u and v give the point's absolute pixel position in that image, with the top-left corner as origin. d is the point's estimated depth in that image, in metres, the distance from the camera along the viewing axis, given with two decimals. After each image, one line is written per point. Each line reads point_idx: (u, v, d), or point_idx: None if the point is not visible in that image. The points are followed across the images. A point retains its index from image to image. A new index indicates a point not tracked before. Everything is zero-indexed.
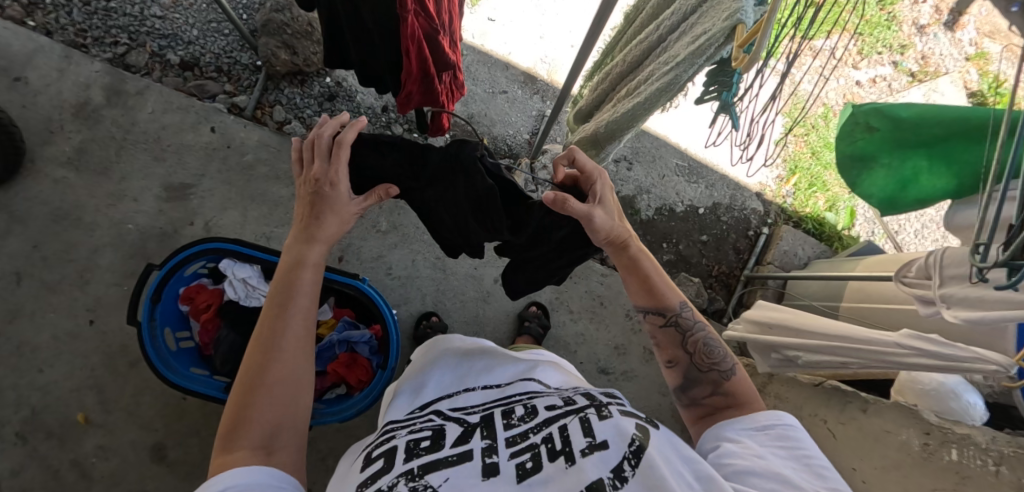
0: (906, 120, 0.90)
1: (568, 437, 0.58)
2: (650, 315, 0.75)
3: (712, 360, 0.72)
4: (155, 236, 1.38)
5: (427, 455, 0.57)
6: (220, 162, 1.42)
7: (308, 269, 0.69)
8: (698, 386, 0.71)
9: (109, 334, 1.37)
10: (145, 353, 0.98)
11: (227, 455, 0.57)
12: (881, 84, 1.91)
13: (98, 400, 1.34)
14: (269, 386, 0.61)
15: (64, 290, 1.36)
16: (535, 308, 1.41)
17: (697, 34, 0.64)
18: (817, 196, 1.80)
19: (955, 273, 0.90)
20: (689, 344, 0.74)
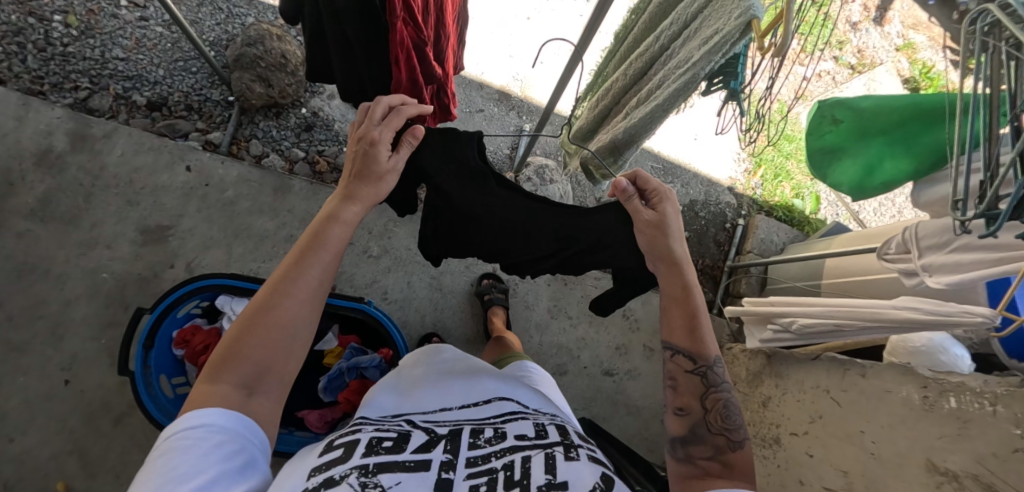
0: (864, 108, 0.98)
1: (528, 469, 0.57)
2: (681, 357, 0.66)
3: (727, 426, 0.62)
4: (133, 282, 1.32)
5: (386, 455, 0.57)
6: (199, 200, 1.37)
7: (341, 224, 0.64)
8: (700, 445, 0.61)
9: (87, 392, 1.27)
10: (141, 401, 0.93)
11: (211, 386, 0.54)
12: (826, 78, 2.09)
13: (80, 464, 1.24)
14: (269, 329, 0.57)
15: (35, 350, 1.27)
16: (489, 280, 1.40)
17: (708, 36, 0.68)
18: (783, 185, 1.91)
19: (931, 243, 1.01)
20: (710, 400, 0.64)
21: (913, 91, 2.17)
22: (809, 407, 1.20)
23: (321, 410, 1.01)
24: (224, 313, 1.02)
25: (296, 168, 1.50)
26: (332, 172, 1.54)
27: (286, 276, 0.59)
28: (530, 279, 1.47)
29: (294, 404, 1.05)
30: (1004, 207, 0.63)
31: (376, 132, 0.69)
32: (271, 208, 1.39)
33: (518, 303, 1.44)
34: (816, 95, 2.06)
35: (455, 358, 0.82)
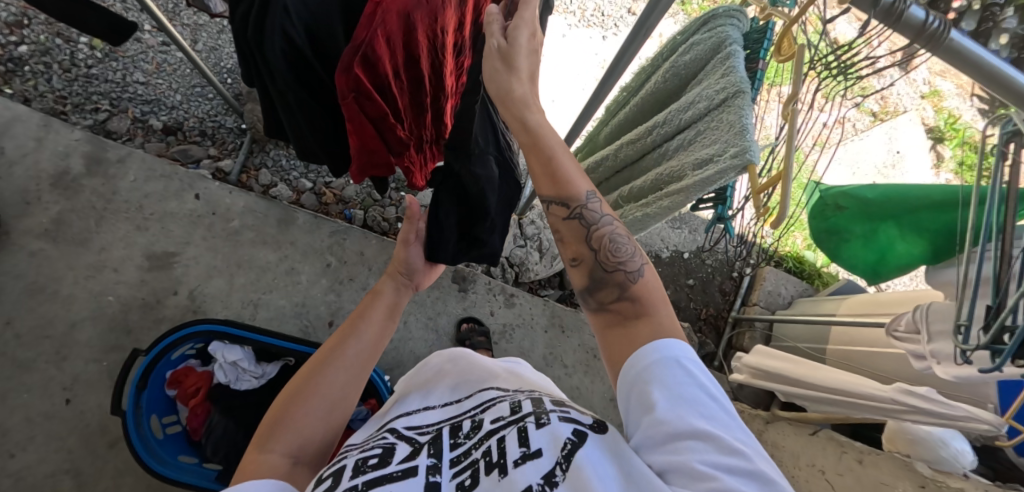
0: (870, 197, 0.99)
1: (504, 447, 0.53)
2: (553, 206, 0.61)
3: (618, 260, 0.60)
4: (136, 307, 1.35)
5: (372, 472, 0.54)
6: (205, 229, 1.40)
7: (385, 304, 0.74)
8: (604, 289, 0.58)
9: (87, 413, 1.31)
10: (131, 445, 0.92)
11: (261, 454, 0.57)
12: (846, 124, 2.03)
13: (75, 484, 1.27)
14: (314, 396, 0.62)
15: (39, 369, 1.30)
16: (468, 324, 1.40)
17: (700, 158, 0.60)
18: (796, 235, 1.87)
19: (942, 327, 0.93)
20: (595, 240, 0.61)
21: (936, 141, 2.10)
22: None
23: None
24: (218, 358, 1.03)
25: (303, 199, 1.52)
26: (338, 204, 1.55)
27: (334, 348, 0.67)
28: (527, 323, 1.46)
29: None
30: (1009, 343, 0.60)
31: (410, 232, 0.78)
32: (274, 239, 1.42)
33: (514, 348, 1.43)
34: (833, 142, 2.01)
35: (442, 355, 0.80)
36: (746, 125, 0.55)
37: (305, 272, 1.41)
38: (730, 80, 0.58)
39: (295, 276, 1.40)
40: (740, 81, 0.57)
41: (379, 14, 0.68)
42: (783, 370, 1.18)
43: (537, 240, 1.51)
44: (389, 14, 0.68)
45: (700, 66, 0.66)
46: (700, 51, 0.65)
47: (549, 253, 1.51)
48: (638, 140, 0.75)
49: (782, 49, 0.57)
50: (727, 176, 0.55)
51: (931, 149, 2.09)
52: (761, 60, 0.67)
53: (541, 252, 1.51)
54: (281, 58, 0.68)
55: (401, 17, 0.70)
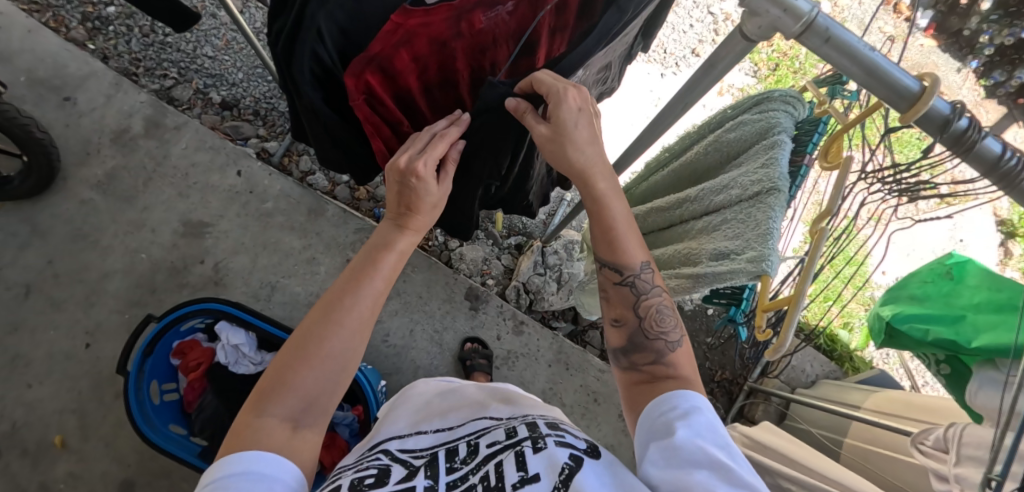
0: (998, 282, 0.70)
1: (502, 472, 0.51)
2: (606, 270, 0.64)
3: (661, 329, 0.63)
4: (165, 269, 1.41)
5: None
6: (240, 206, 1.46)
7: (394, 253, 0.63)
8: (641, 352, 0.62)
9: (101, 360, 1.37)
10: (127, 409, 0.95)
11: (258, 418, 0.51)
12: (908, 202, 1.90)
13: (79, 425, 1.33)
14: (323, 359, 0.55)
15: (68, 309, 1.38)
16: (471, 344, 1.39)
17: (722, 252, 0.58)
18: (832, 310, 1.76)
19: (972, 454, 0.82)
20: (641, 308, 0.64)
21: (1006, 235, 1.93)
22: None
23: None
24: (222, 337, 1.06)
25: (337, 191, 1.56)
26: (369, 201, 1.58)
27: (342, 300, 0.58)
28: (531, 354, 1.43)
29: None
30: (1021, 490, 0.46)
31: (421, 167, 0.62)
32: (301, 227, 1.46)
33: (514, 376, 1.40)
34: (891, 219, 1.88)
35: (429, 386, 0.82)
36: (773, 231, 0.53)
37: (325, 263, 1.45)
38: (767, 174, 0.56)
39: (315, 266, 1.44)
40: (778, 177, 0.55)
41: (402, 33, 0.65)
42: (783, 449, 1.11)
43: (557, 271, 1.48)
44: (417, 37, 0.67)
45: (743, 147, 0.63)
46: (746, 131, 0.62)
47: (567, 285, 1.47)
48: (667, 209, 0.73)
49: (830, 155, 0.54)
50: (743, 278, 0.54)
51: (999, 244, 1.92)
52: (805, 154, 0.67)
53: (559, 283, 1.48)
54: (307, 69, 0.67)
55: (432, 43, 0.68)
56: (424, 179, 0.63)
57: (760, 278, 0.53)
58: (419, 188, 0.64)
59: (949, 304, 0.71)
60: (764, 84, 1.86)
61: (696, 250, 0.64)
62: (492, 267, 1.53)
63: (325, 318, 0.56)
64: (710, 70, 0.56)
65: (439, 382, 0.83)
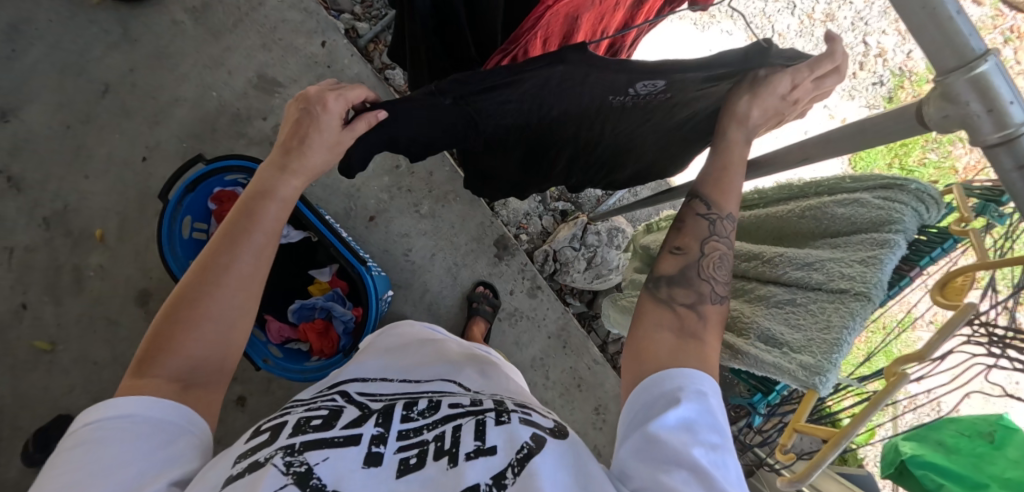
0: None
1: (458, 438, 0.49)
2: (696, 201, 0.62)
3: (713, 275, 0.60)
4: (229, 113, 1.44)
5: (314, 432, 0.49)
6: (315, 78, 1.45)
7: (278, 202, 0.60)
8: (683, 288, 0.59)
9: (152, 177, 1.45)
10: (157, 230, 1.02)
11: (142, 379, 0.50)
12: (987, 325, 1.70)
13: (118, 227, 1.44)
14: (206, 319, 0.53)
15: (136, 120, 1.44)
16: (483, 288, 1.38)
17: (780, 344, 0.54)
18: None
19: None
20: (707, 246, 0.61)
21: None
22: None
23: (284, 325, 1.07)
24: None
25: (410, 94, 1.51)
26: None
27: (217, 260, 0.55)
28: (535, 321, 1.40)
29: (268, 306, 1.08)
30: None
31: (317, 116, 0.60)
32: None
33: (511, 335, 1.39)
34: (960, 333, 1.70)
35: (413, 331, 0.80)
36: (841, 348, 0.49)
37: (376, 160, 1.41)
38: (862, 275, 0.50)
39: None
40: (874, 285, 0.49)
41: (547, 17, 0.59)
42: None
43: (591, 252, 1.43)
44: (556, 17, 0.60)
45: (847, 230, 0.56)
46: (858, 214, 0.54)
47: (595, 268, 1.43)
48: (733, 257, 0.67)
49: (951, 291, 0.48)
50: (788, 380, 0.52)
51: None
52: (918, 266, 0.60)
53: (588, 264, 1.44)
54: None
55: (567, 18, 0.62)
56: (328, 108, 0.60)
57: (807, 387, 0.51)
58: (319, 118, 0.61)
59: (978, 469, 0.72)
60: (888, 142, 1.67)
61: (748, 320, 0.60)
62: (530, 223, 1.49)
63: (202, 279, 0.54)
64: (852, 135, 0.49)
65: (424, 329, 0.81)
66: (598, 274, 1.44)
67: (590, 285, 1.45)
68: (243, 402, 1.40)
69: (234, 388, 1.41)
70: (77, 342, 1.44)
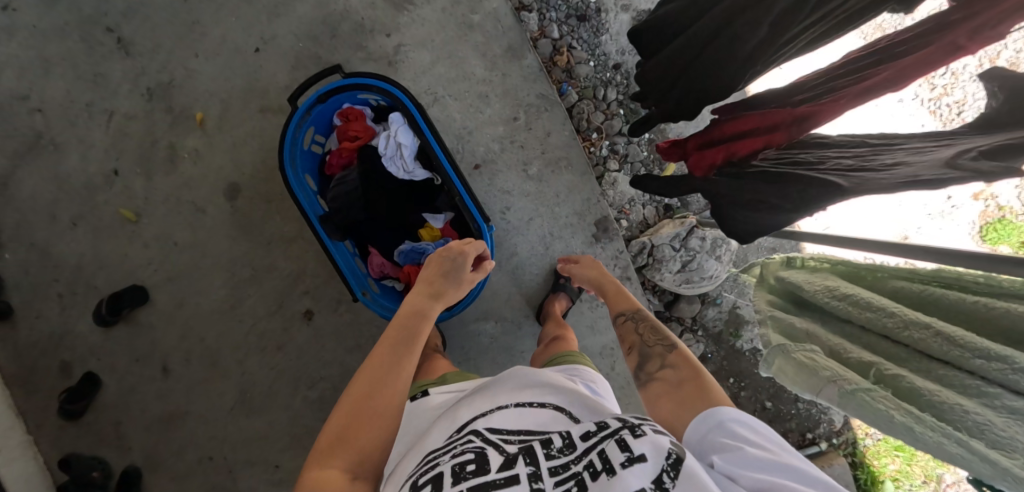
0: None
1: (605, 454, 0.54)
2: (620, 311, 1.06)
3: (659, 338, 0.92)
4: (352, 21, 1.35)
5: (474, 479, 0.52)
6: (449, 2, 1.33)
7: (426, 321, 0.78)
8: (648, 360, 0.88)
9: (261, 70, 1.39)
10: (281, 138, 0.97)
11: (329, 468, 0.57)
12: None
13: (219, 114, 1.41)
14: (383, 409, 0.64)
15: (256, 7, 1.37)
16: None
17: None
18: (894, 457, 1.54)
19: None
20: (644, 328, 0.97)
21: None
22: None
23: (386, 262, 1.03)
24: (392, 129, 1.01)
25: (541, 43, 1.40)
26: (564, 72, 1.43)
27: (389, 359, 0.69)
28: None
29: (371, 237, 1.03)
30: None
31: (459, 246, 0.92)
32: (494, 58, 1.32)
33: (588, 318, 1.36)
34: None
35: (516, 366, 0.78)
36: None
37: (494, 107, 1.33)
38: None
39: (483, 105, 1.32)
40: None
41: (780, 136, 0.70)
42: None
43: (689, 257, 1.36)
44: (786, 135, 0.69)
45: None
46: None
47: (688, 273, 1.38)
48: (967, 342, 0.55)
49: None
50: None
51: None
52: None
53: (682, 268, 1.38)
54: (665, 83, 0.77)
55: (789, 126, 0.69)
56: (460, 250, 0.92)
57: None
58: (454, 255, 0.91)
59: None
60: None
61: (1008, 435, 0.48)
62: (633, 211, 1.42)
63: (374, 376, 0.67)
64: None
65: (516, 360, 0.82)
66: (689, 279, 1.39)
67: (677, 287, 1.41)
68: (310, 316, 1.41)
69: (303, 300, 1.42)
70: (161, 219, 1.45)
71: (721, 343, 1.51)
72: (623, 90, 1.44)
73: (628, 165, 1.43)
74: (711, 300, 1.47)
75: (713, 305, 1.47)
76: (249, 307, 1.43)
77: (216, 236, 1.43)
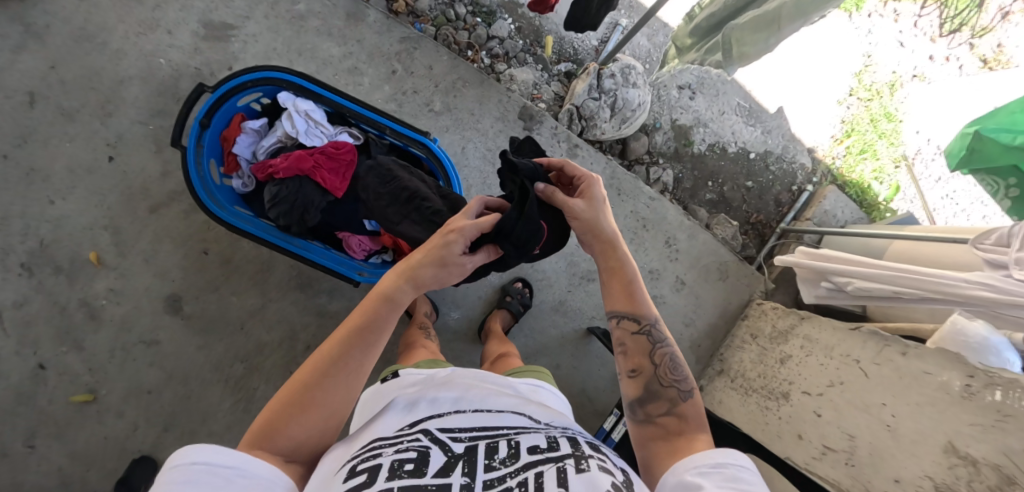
0: None
1: (541, 483, 0.51)
2: (625, 320, 0.74)
3: (673, 378, 0.71)
4: (188, 75, 1.27)
5: (408, 480, 0.52)
6: (268, 6, 1.29)
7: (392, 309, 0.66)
8: (655, 402, 0.69)
9: (127, 173, 1.27)
10: (188, 179, 0.91)
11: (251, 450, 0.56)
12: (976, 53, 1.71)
13: (113, 242, 1.28)
14: (312, 407, 0.59)
15: (83, 120, 1.25)
16: (520, 284, 1.36)
17: None
18: (866, 163, 1.66)
19: None
20: (655, 356, 0.72)
21: None
22: (830, 372, 1.15)
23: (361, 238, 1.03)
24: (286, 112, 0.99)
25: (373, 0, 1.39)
26: (409, 15, 1.42)
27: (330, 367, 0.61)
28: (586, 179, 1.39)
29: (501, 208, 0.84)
30: None
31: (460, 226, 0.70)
32: (341, 32, 1.31)
33: None
34: (946, 74, 1.71)
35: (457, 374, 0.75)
36: None
37: (368, 74, 1.32)
38: None
39: (358, 77, 1.31)
40: None
41: None
42: (841, 256, 1.22)
43: (612, 97, 1.40)
44: None
45: None
46: None
47: (620, 113, 1.40)
48: None
49: None
50: None
51: None
52: None
53: (613, 111, 1.41)
54: None
55: None
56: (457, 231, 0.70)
57: None
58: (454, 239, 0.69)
59: None
60: None
61: None
62: (543, 92, 1.45)
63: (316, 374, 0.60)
64: None
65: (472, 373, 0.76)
66: (624, 119, 1.41)
67: (621, 131, 1.43)
68: None
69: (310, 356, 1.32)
70: (120, 377, 1.29)
71: (683, 158, 1.57)
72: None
73: (514, 59, 1.46)
74: (653, 128, 1.54)
75: (657, 132, 1.54)
76: (262, 398, 1.31)
77: (187, 356, 1.30)
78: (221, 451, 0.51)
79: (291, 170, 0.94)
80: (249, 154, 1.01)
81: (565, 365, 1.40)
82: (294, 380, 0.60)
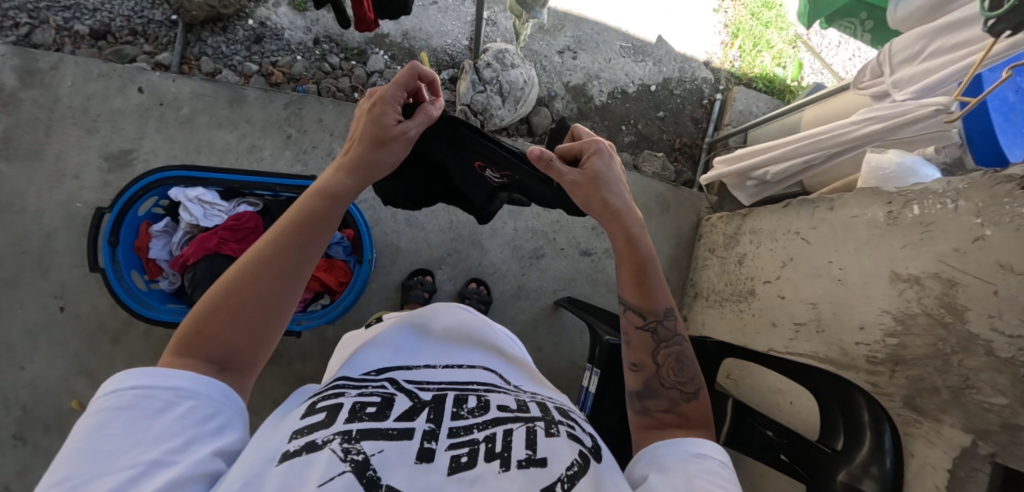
0: None
1: (510, 443, 0.49)
2: (631, 314, 0.67)
3: (678, 378, 0.65)
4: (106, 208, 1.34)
5: (370, 421, 0.48)
6: (157, 120, 1.36)
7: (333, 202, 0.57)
8: (655, 399, 0.63)
9: (82, 315, 1.33)
10: (113, 296, 0.96)
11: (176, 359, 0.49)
12: None
13: (90, 384, 1.32)
14: (242, 314, 0.50)
15: (26, 284, 1.31)
16: (475, 284, 1.37)
17: None
18: (763, 54, 1.71)
19: (902, 59, 0.97)
20: (660, 354, 0.66)
21: None
22: (780, 253, 1.15)
23: None
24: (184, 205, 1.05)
25: (252, 81, 1.46)
26: (289, 82, 1.49)
27: (270, 263, 0.53)
28: None
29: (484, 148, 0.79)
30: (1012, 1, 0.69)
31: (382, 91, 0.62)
32: (231, 121, 1.38)
33: None
34: None
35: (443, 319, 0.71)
36: None
37: (267, 147, 1.39)
38: None
39: (258, 153, 1.38)
40: None
41: None
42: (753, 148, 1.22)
43: (497, 84, 1.44)
44: None
45: None
46: None
47: (510, 96, 1.45)
48: None
49: None
50: None
51: None
52: None
53: (503, 96, 1.45)
54: None
55: None
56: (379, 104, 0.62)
57: None
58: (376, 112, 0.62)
59: None
60: None
61: None
62: None
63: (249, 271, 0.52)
64: None
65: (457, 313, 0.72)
66: (517, 99, 1.45)
67: (517, 112, 1.47)
68: None
69: None
70: None
71: (590, 114, 1.61)
72: (338, 48, 1.53)
73: None
74: (550, 98, 1.58)
75: (555, 100, 1.58)
76: None
77: None
78: (161, 373, 0.46)
79: (199, 253, 0.99)
80: (166, 254, 1.06)
81: (546, 344, 1.41)
82: (222, 279, 0.51)
